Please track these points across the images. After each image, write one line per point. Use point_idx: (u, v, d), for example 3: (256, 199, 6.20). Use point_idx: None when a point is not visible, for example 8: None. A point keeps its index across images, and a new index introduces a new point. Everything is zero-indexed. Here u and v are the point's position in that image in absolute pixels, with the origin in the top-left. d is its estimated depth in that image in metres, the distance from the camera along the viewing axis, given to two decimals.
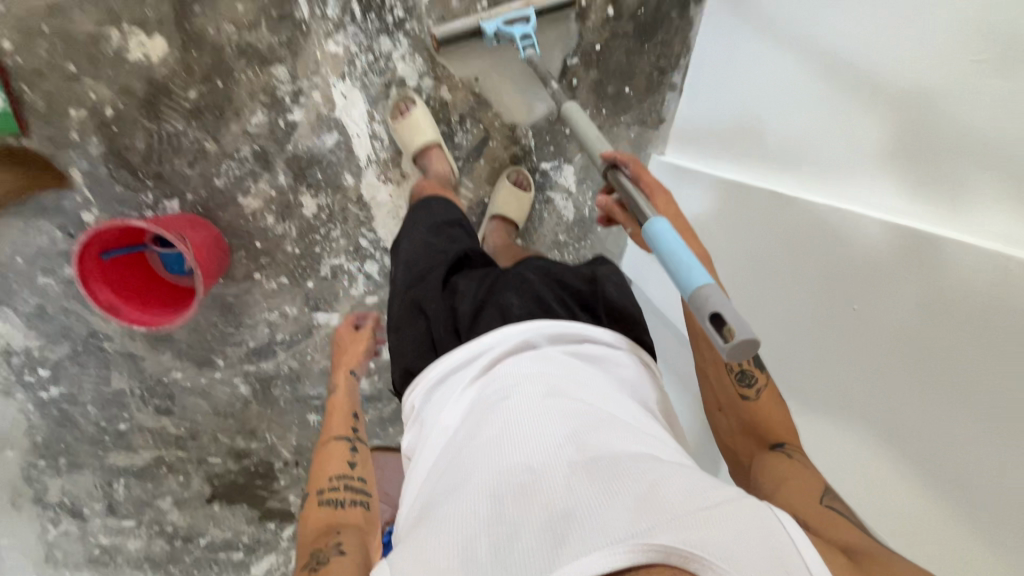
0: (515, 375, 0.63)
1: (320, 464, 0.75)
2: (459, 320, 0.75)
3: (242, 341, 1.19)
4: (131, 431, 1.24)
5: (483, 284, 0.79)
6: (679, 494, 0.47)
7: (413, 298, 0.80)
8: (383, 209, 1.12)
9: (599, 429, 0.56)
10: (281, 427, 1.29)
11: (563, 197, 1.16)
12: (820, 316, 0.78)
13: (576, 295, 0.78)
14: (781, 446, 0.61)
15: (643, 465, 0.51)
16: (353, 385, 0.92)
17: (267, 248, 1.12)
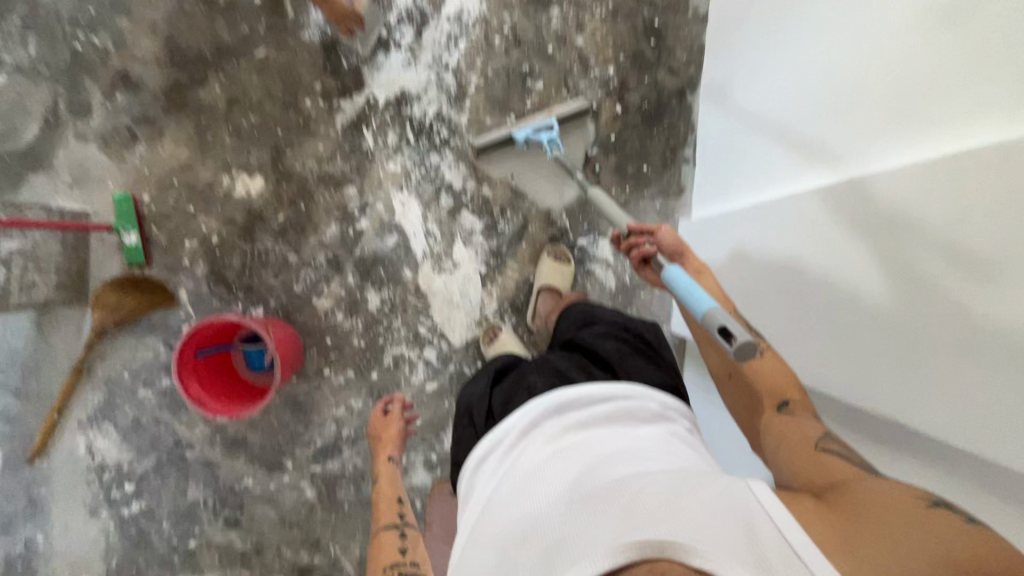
0: (524, 439, 0.66)
1: (373, 561, 0.73)
2: (497, 411, 0.76)
3: (310, 440, 1.23)
4: (200, 547, 1.23)
5: (515, 374, 0.80)
6: (659, 509, 0.49)
7: (465, 407, 0.82)
8: (439, 297, 1.24)
9: (599, 466, 0.58)
10: (346, 534, 1.24)
11: (603, 267, 1.26)
12: (862, 320, 0.75)
13: (602, 359, 0.78)
14: (785, 404, 0.67)
15: (634, 487, 0.53)
16: (395, 471, 0.89)
17: (337, 343, 1.23)
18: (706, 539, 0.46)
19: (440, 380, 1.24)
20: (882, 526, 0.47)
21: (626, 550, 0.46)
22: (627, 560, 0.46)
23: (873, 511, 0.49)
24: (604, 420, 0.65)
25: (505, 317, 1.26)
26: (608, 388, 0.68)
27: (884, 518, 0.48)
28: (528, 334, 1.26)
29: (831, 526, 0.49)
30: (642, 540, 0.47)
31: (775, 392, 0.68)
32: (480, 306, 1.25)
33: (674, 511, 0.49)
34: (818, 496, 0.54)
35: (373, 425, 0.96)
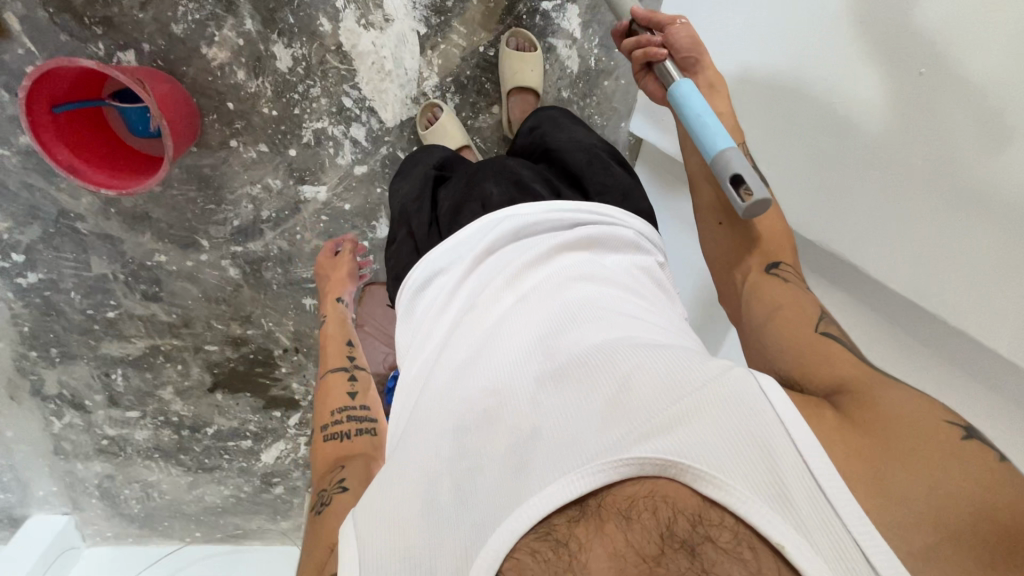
0: (487, 289, 0.59)
1: (322, 401, 0.71)
2: (441, 222, 0.70)
3: (225, 220, 1.12)
4: (121, 318, 1.16)
5: (462, 179, 0.73)
6: (653, 405, 0.43)
7: (403, 215, 0.75)
8: (366, 61, 1.03)
9: (575, 332, 0.52)
10: (277, 312, 1.20)
11: (567, 44, 1.07)
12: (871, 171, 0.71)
13: (568, 173, 0.72)
14: (775, 268, 0.62)
15: (620, 369, 0.47)
16: (342, 312, 0.89)
17: (242, 109, 1.03)
18: (703, 443, 0.40)
19: (371, 164, 1.09)
20: (918, 465, 0.40)
21: (621, 463, 0.40)
22: (623, 475, 0.40)
23: (905, 442, 0.41)
24: (576, 269, 0.59)
25: (446, 96, 1.07)
26: (576, 211, 0.64)
27: (920, 456, 0.40)
28: (472, 119, 1.09)
29: (861, 457, 0.40)
30: (644, 455, 0.40)
31: (767, 250, 0.64)
32: (417, 78, 1.06)
33: (673, 412, 0.42)
34: (832, 403, 0.46)
35: (320, 263, 0.96)
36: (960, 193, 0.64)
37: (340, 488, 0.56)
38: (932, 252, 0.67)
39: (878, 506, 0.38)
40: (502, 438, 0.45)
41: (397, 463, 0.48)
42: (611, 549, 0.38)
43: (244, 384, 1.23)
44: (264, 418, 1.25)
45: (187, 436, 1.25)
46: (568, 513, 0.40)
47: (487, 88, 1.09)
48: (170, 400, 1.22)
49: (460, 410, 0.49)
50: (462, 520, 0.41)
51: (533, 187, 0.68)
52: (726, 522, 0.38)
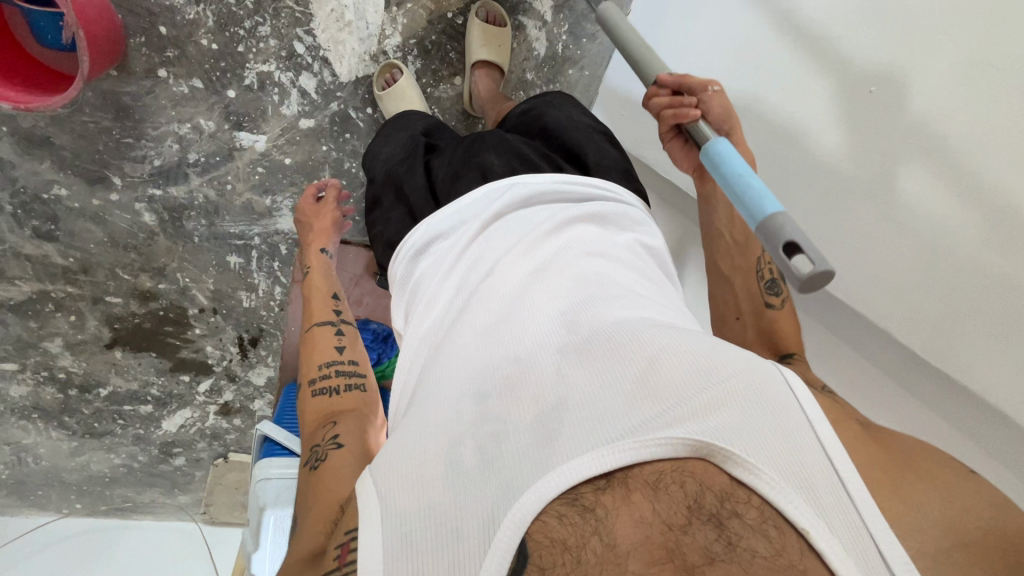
0: (501, 256, 0.57)
1: (306, 355, 0.62)
2: (438, 189, 0.68)
3: (143, 158, 1.00)
4: (4, 256, 1.02)
5: (459, 148, 0.70)
6: (682, 386, 0.42)
7: (389, 177, 0.71)
8: (324, 7, 0.96)
9: (597, 306, 0.51)
10: (196, 267, 1.09)
11: (536, 26, 1.06)
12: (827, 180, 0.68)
13: (569, 149, 0.69)
14: (790, 359, 0.60)
15: (648, 347, 0.45)
16: (328, 264, 0.76)
17: (176, 37, 0.94)
18: (739, 428, 0.38)
19: (320, 118, 1.02)
20: (937, 483, 0.41)
21: (654, 443, 0.38)
22: (654, 453, 0.38)
23: (924, 465, 0.43)
24: (591, 245, 0.58)
25: (408, 58, 1.02)
26: (585, 188, 0.63)
27: (937, 477, 0.42)
28: (431, 87, 1.05)
29: (883, 469, 0.41)
30: (679, 435, 0.38)
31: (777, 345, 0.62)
32: (378, 34, 1.00)
33: (702, 395, 0.41)
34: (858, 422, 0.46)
35: (300, 211, 0.81)
36: (910, 217, 0.61)
37: (334, 443, 0.50)
38: (865, 259, 0.65)
39: (894, 503, 0.38)
40: (527, 406, 0.43)
41: (409, 427, 0.45)
42: (636, 516, 0.36)
43: (150, 343, 1.12)
44: (171, 382, 1.15)
45: (75, 395, 1.12)
46: (595, 483, 0.37)
47: (451, 58, 1.05)
48: (58, 354, 1.09)
49: (482, 377, 0.47)
50: (487, 485, 0.38)
51: (535, 159, 0.66)
52: (754, 502, 0.36)
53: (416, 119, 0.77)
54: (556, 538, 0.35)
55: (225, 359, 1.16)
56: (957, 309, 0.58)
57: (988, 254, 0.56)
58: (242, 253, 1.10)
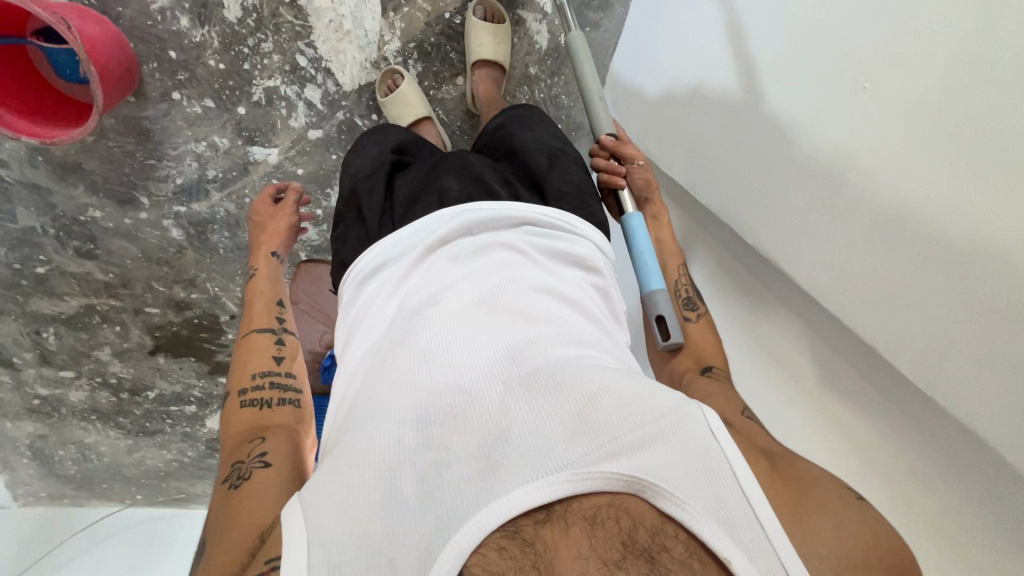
0: (445, 283, 0.57)
1: (240, 363, 0.64)
2: (395, 211, 0.69)
3: (167, 177, 1.05)
4: (52, 275, 1.10)
5: (422, 168, 0.71)
6: (619, 424, 0.43)
7: (350, 194, 0.71)
8: (323, 19, 0.97)
9: (537, 338, 0.52)
10: (224, 277, 1.15)
11: (536, 19, 1.03)
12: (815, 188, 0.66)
13: (528, 172, 0.71)
14: (709, 370, 0.67)
15: (589, 386, 0.46)
16: (277, 268, 0.77)
17: (186, 60, 0.96)
18: (666, 470, 0.40)
19: (327, 128, 1.04)
20: (832, 508, 0.45)
21: (591, 476, 0.38)
22: (592, 487, 0.38)
23: (824, 493, 0.47)
24: (537, 277, 0.59)
25: (409, 63, 1.02)
26: (535, 216, 0.64)
27: (830, 504, 0.46)
28: (434, 89, 1.05)
29: (788, 501, 0.45)
30: (612, 470, 0.39)
31: (701, 357, 0.70)
32: (377, 40, 1.00)
33: (633, 436, 0.42)
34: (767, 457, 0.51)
35: (256, 210, 0.83)
36: (911, 220, 0.60)
37: (260, 462, 0.53)
38: (864, 268, 0.65)
39: (798, 533, 0.43)
40: (470, 437, 0.43)
41: (350, 453, 0.44)
42: (575, 551, 0.36)
43: (187, 349, 1.19)
44: (210, 384, 1.22)
45: (126, 399, 1.21)
46: (534, 515, 0.37)
47: (451, 58, 1.04)
48: (108, 361, 1.17)
49: (425, 401, 0.47)
50: (427, 515, 0.38)
51: (492, 185, 0.67)
52: (681, 536, 0.38)
53: (392, 132, 0.77)
54: (493, 571, 0.35)
55: None
56: (958, 314, 0.56)
57: (987, 258, 0.54)
58: None
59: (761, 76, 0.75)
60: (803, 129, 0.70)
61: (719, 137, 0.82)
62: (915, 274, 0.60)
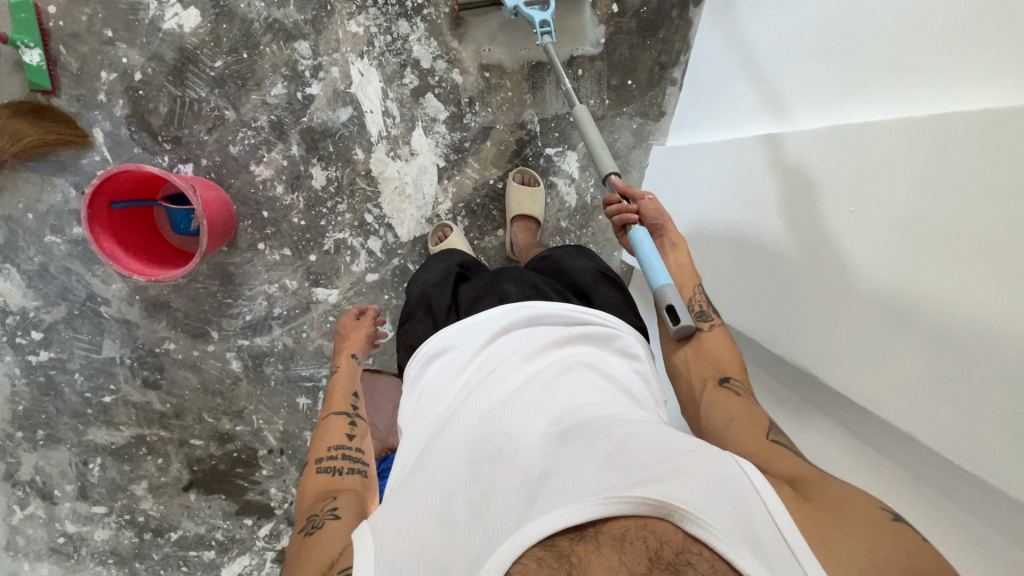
0: (502, 355, 0.64)
1: (317, 437, 0.67)
2: (461, 306, 0.77)
3: (239, 314, 1.18)
4: (115, 404, 1.18)
5: (484, 277, 0.80)
6: (648, 458, 0.46)
7: (422, 296, 0.81)
8: (390, 185, 1.18)
9: (578, 404, 0.56)
10: (270, 409, 1.21)
11: (567, 182, 1.23)
12: (834, 282, 0.70)
13: (576, 286, 0.80)
14: (727, 382, 0.65)
15: (620, 430, 0.50)
16: (355, 366, 0.82)
17: (274, 217, 1.16)
18: (697, 496, 0.42)
19: (383, 272, 1.19)
20: (868, 537, 0.42)
21: (620, 501, 0.41)
22: (619, 510, 0.41)
23: (855, 521, 0.43)
24: (581, 355, 0.64)
25: (457, 219, 1.20)
26: (583, 313, 0.70)
27: (865, 534, 0.42)
28: (478, 240, 1.22)
29: (815, 523, 0.42)
30: (640, 494, 0.42)
31: (718, 366, 0.68)
32: (432, 201, 1.19)
33: (664, 464, 0.45)
34: (789, 484, 0.48)
35: (341, 326, 0.91)
36: (908, 308, 0.60)
37: (332, 514, 0.53)
38: (877, 354, 0.63)
39: (830, 557, 0.40)
40: (514, 473, 0.47)
41: (407, 489, 0.48)
42: (607, 568, 0.39)
43: (221, 485, 1.20)
44: (234, 526, 1.19)
45: (148, 539, 1.18)
46: (570, 535, 0.41)
47: (494, 215, 1.22)
48: (141, 497, 1.18)
49: (474, 451, 0.51)
50: (475, 530, 0.42)
51: (547, 290, 0.75)
52: (706, 554, 0.40)
53: (459, 253, 0.89)
54: None
55: (287, 501, 1.20)
56: (972, 386, 0.53)
57: (1000, 337, 0.51)
58: (310, 395, 1.21)
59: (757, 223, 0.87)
60: (808, 240, 0.74)
61: (737, 270, 0.90)
62: (931, 359, 0.57)
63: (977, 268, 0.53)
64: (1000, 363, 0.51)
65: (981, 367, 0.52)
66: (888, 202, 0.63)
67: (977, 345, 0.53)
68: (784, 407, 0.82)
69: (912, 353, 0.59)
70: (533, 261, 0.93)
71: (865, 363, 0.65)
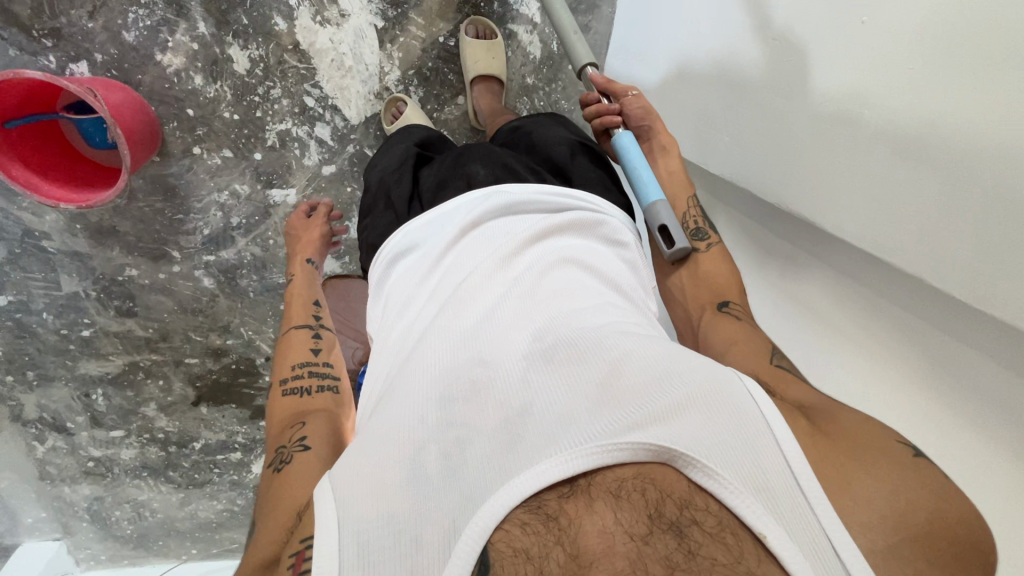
0: (475, 259, 0.58)
1: (281, 357, 0.66)
2: (424, 195, 0.70)
3: (195, 229, 1.10)
4: (96, 336, 1.14)
5: (447, 158, 0.72)
6: (643, 392, 0.43)
7: (381, 184, 0.73)
8: (325, 58, 1.02)
9: (560, 316, 0.52)
10: (256, 320, 1.18)
11: (527, 30, 1.08)
12: (836, 117, 0.65)
13: (552, 163, 0.72)
14: (726, 306, 0.63)
15: (612, 352, 0.48)
16: (312, 273, 0.79)
17: (202, 115, 1.01)
18: (702, 440, 0.40)
19: (340, 163, 1.09)
20: (884, 471, 0.42)
21: (615, 449, 0.39)
22: (616, 459, 0.39)
23: (869, 452, 0.43)
24: (563, 247, 0.60)
25: (410, 89, 1.07)
26: (566, 195, 0.64)
27: (883, 468, 0.42)
28: (437, 111, 1.09)
29: (830, 461, 0.42)
30: (639, 441, 0.39)
31: (716, 290, 0.66)
32: (378, 72, 1.05)
33: (661, 402, 0.42)
34: (803, 414, 0.47)
35: (291, 226, 0.86)
36: (920, 143, 0.56)
37: (301, 445, 0.53)
38: (882, 190, 0.60)
39: (844, 501, 0.39)
40: (491, 412, 0.45)
41: (373, 434, 0.46)
42: (601, 526, 0.37)
43: (228, 395, 1.22)
44: (252, 429, 1.24)
45: (174, 452, 1.23)
46: (558, 490, 0.38)
47: (450, 79, 1.08)
48: (154, 417, 1.21)
49: (450, 381, 0.48)
50: (452, 489, 0.40)
51: (519, 169, 0.67)
52: (712, 508, 0.37)
53: (417, 130, 0.79)
54: (519, 547, 0.36)
55: None
56: (990, 218, 0.50)
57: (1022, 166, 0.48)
58: None
59: (741, 56, 0.77)
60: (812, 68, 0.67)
61: (723, 113, 0.82)
62: (943, 194, 0.54)
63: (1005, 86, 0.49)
64: (1013, 193, 0.49)
65: (999, 199, 0.50)
66: (918, 26, 0.56)
67: (1000, 172, 0.49)
68: (776, 255, 0.81)
69: (920, 191, 0.56)
70: (502, 132, 0.83)
71: (868, 206, 0.62)
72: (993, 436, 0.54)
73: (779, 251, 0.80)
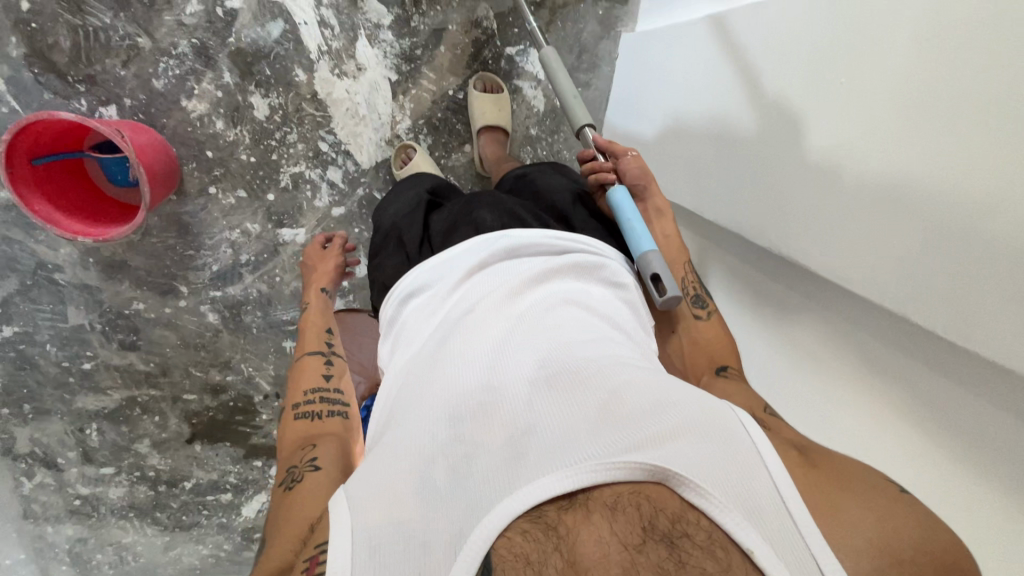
0: (483, 289, 0.61)
1: (294, 382, 0.67)
2: (433, 237, 0.73)
3: (204, 265, 1.13)
4: (97, 370, 1.15)
5: (457, 203, 0.75)
6: (643, 417, 0.44)
7: (393, 227, 0.76)
8: (341, 107, 1.08)
9: (564, 343, 0.54)
10: (257, 356, 1.19)
11: (532, 86, 1.15)
12: (823, 168, 0.68)
13: (556, 209, 0.76)
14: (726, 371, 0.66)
15: (613, 380, 0.49)
16: (325, 303, 0.81)
17: (220, 157, 1.06)
18: (699, 463, 0.40)
19: (349, 205, 1.13)
20: (872, 501, 0.43)
21: (615, 467, 0.39)
22: (614, 475, 0.39)
23: (858, 483, 0.44)
24: (567, 284, 0.62)
25: (420, 137, 1.13)
26: (570, 240, 0.67)
27: (872, 498, 0.43)
28: (444, 158, 1.15)
29: (819, 489, 0.43)
30: (638, 459, 0.40)
31: (714, 356, 0.69)
32: (390, 121, 1.11)
33: (658, 427, 0.43)
34: (795, 447, 0.48)
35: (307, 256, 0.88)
36: (901, 193, 0.59)
37: (312, 466, 0.53)
38: (868, 236, 0.63)
39: (832, 524, 0.40)
40: (495, 430, 0.46)
41: (383, 451, 0.47)
42: (595, 536, 0.37)
43: (223, 433, 1.21)
44: (245, 469, 1.22)
45: (164, 491, 1.21)
46: (556, 503, 0.39)
47: (458, 129, 1.15)
48: (147, 454, 1.19)
49: (455, 402, 0.49)
50: (456, 499, 0.41)
51: (524, 215, 0.71)
52: (703, 524, 0.38)
53: (428, 176, 0.83)
54: (518, 553, 0.37)
55: None
56: (970, 261, 0.53)
57: (993, 214, 0.50)
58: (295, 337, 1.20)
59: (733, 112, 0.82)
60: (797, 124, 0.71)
61: (717, 164, 0.86)
62: (925, 240, 0.57)
63: (976, 142, 0.52)
64: (988, 237, 0.51)
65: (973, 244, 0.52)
66: (892, 86, 0.60)
67: (976, 217, 0.52)
68: (771, 300, 0.83)
69: (904, 235, 0.59)
70: (507, 179, 0.88)
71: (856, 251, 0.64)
72: (991, 478, 0.54)
73: (775, 295, 0.82)
